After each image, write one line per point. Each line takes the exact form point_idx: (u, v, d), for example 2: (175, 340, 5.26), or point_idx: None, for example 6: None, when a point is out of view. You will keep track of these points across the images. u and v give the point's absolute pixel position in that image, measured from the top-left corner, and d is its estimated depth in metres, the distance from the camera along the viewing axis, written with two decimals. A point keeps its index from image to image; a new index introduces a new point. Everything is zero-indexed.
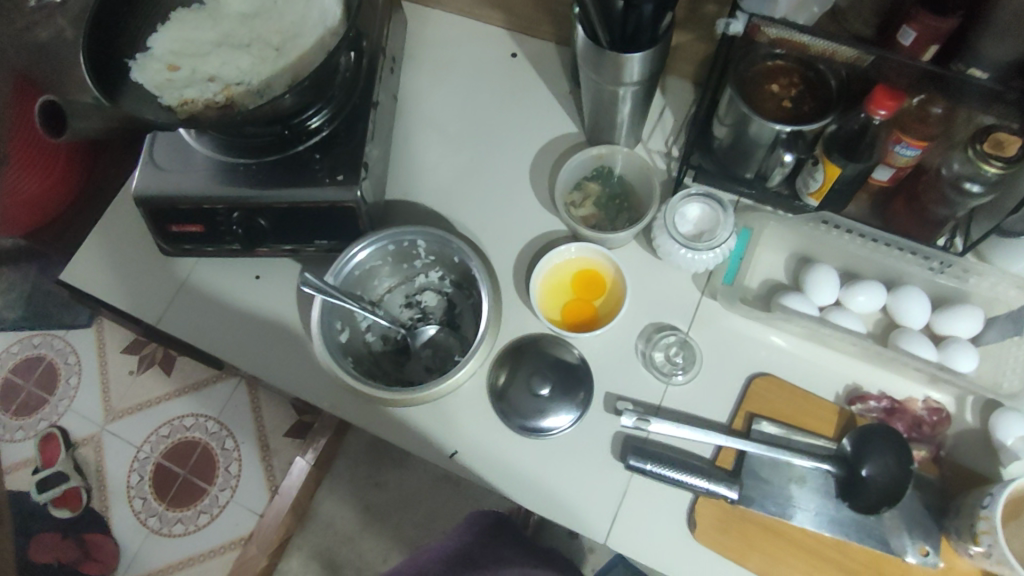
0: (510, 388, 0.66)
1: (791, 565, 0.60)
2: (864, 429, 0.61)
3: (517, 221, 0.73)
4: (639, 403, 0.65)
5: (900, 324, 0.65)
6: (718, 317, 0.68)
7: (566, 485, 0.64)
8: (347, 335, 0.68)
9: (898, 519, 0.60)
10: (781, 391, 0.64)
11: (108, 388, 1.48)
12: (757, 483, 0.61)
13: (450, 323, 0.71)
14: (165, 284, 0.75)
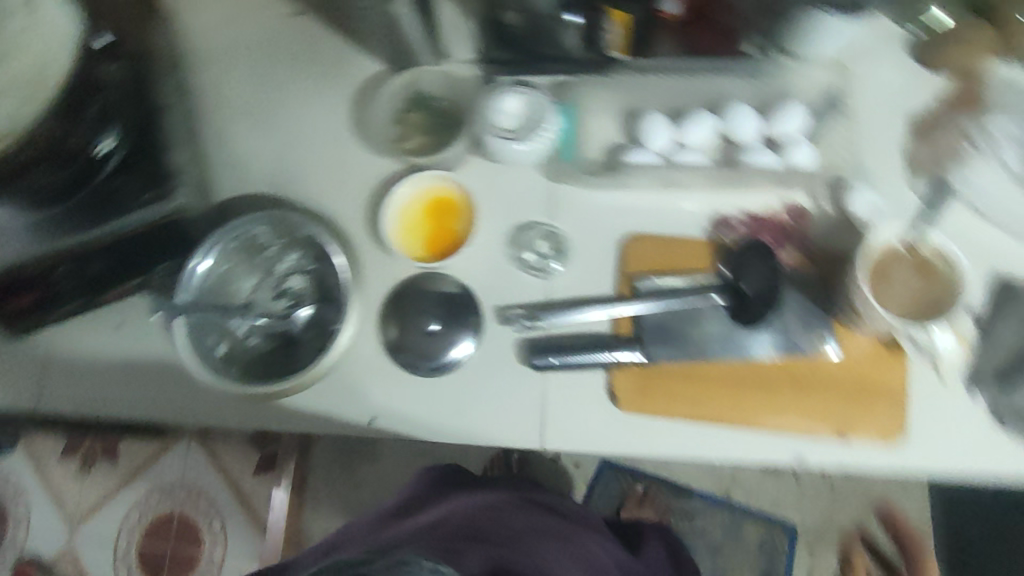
0: (405, 339, 0.66)
1: (714, 400, 0.61)
2: (739, 251, 0.63)
3: (356, 177, 0.71)
4: (527, 304, 0.66)
5: (739, 143, 0.66)
6: (575, 198, 0.68)
7: (487, 408, 0.64)
8: (225, 346, 0.66)
9: (792, 321, 0.61)
10: (653, 244, 0.65)
11: (58, 498, 1.40)
12: (657, 336, 0.62)
13: (325, 297, 0.68)
14: (29, 367, 0.71)
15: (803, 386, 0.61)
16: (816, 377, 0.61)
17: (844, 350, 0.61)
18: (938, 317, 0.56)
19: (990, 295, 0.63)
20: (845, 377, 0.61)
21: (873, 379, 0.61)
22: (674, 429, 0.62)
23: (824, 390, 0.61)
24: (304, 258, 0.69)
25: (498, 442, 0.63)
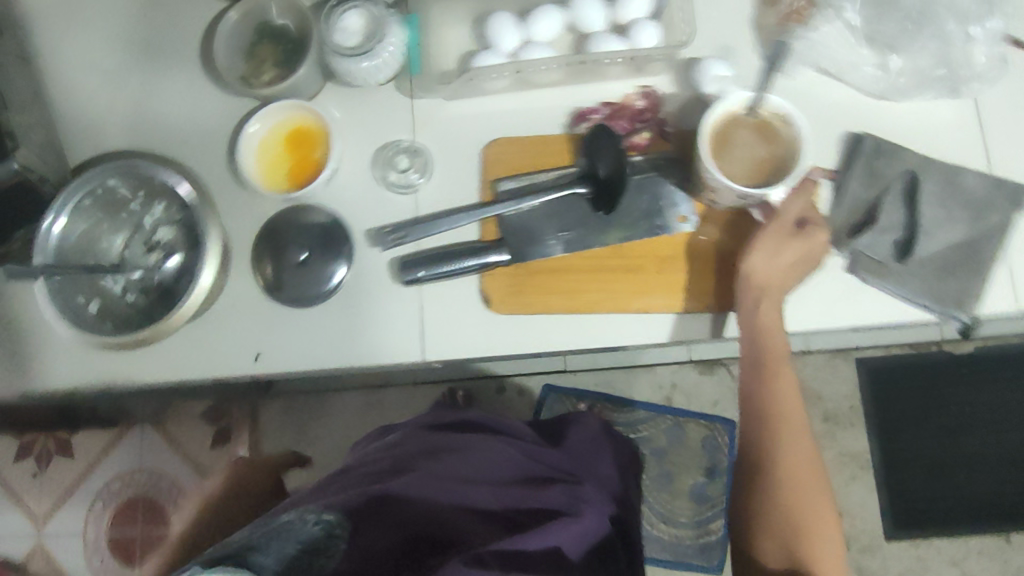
0: (280, 274, 0.66)
1: (583, 289, 0.63)
2: (590, 136, 0.63)
3: (210, 117, 0.69)
4: (395, 223, 0.66)
5: (588, 32, 0.66)
6: (433, 111, 0.68)
7: (368, 330, 0.64)
8: (97, 303, 0.65)
9: (648, 202, 0.63)
10: (512, 147, 0.66)
11: (19, 499, 1.45)
12: (522, 237, 0.64)
13: (194, 245, 0.66)
14: None
15: (668, 265, 0.62)
16: (680, 255, 0.62)
17: (704, 225, 0.63)
18: (781, 179, 0.57)
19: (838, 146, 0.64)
20: (707, 251, 0.63)
21: (734, 249, 0.63)
22: (550, 323, 0.63)
23: (688, 266, 0.62)
24: (172, 207, 0.67)
25: (382, 362, 0.64)
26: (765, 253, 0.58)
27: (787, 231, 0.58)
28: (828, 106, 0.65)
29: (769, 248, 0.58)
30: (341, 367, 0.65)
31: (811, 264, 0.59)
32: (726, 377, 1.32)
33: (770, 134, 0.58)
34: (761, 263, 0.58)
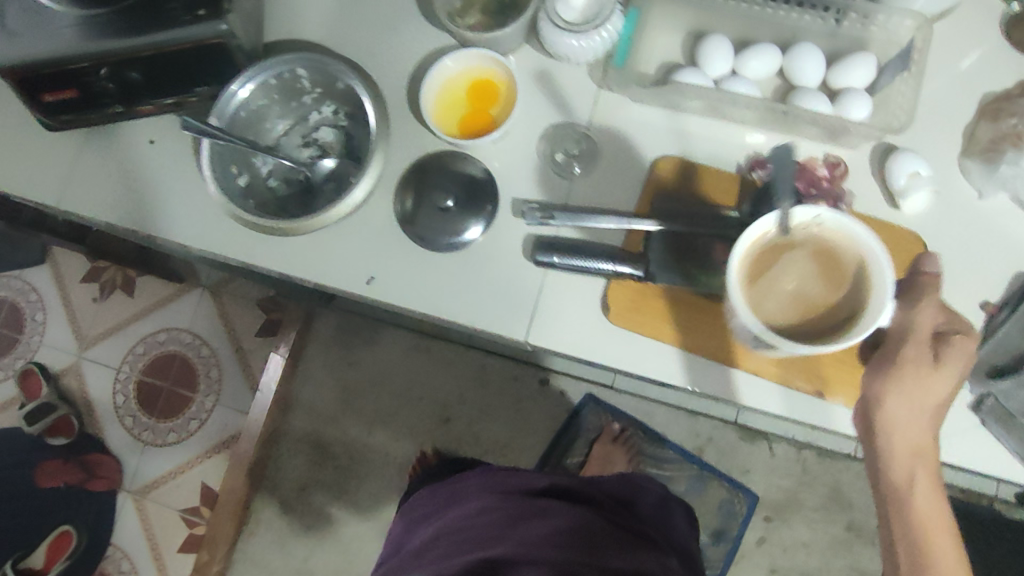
0: (419, 212, 0.67)
1: (704, 331, 0.62)
2: (763, 187, 0.61)
3: (405, 41, 0.70)
4: (542, 202, 0.66)
5: (797, 84, 0.64)
6: (616, 107, 0.67)
7: (484, 294, 0.65)
8: (246, 178, 0.68)
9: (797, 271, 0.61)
10: (683, 171, 0.65)
11: (75, 317, 1.68)
12: (663, 259, 0.62)
13: (350, 155, 0.69)
14: (57, 161, 0.72)
15: None
16: None
17: None
18: (836, 306, 0.58)
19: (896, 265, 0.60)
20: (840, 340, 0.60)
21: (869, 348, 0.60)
22: (659, 351, 0.62)
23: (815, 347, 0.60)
24: (340, 113, 0.69)
25: (487, 328, 0.65)
26: (915, 390, 0.55)
27: (928, 359, 0.55)
28: (1012, 240, 0.62)
29: (915, 376, 0.55)
30: (445, 318, 0.66)
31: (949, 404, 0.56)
32: (765, 450, 1.31)
33: (806, 247, 0.58)
34: (908, 411, 0.55)
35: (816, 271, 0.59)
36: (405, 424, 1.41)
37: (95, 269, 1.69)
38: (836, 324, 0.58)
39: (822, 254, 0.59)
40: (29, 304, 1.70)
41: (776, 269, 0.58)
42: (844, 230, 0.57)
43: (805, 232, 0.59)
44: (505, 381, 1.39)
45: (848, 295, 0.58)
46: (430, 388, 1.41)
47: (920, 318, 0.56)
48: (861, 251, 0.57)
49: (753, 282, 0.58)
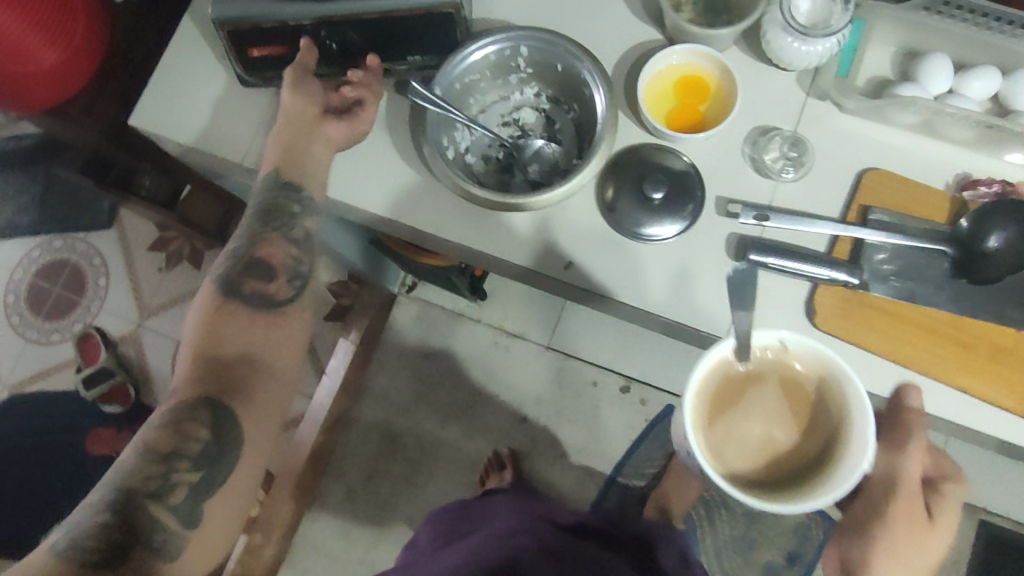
0: (622, 202, 0.66)
1: (911, 344, 0.62)
2: (985, 207, 0.61)
3: (615, 31, 0.70)
4: (748, 202, 0.66)
5: (1012, 109, 0.65)
6: (826, 117, 0.67)
7: (685, 289, 0.65)
8: (451, 151, 0.67)
9: (1009, 293, 0.61)
10: (894, 183, 0.65)
11: (138, 286, 1.64)
12: (875, 268, 0.63)
13: (552, 137, 0.69)
14: (250, 118, 0.72)
15: (1003, 359, 0.61)
16: (1019, 355, 0.61)
17: None
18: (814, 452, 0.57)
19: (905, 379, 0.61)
20: None
21: None
22: (862, 360, 0.62)
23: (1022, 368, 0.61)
24: (543, 96, 0.70)
25: (687, 324, 0.65)
26: (915, 554, 0.59)
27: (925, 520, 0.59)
28: None
29: (906, 526, 0.58)
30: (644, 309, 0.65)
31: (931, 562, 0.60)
32: None
33: (768, 383, 0.58)
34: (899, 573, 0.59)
35: (788, 404, 0.59)
36: (479, 421, 1.40)
37: (162, 238, 1.66)
38: (801, 469, 0.58)
39: (792, 389, 0.59)
40: (91, 267, 1.65)
41: (738, 404, 0.58)
42: (837, 373, 0.55)
43: (776, 362, 0.58)
44: (584, 386, 1.38)
45: (811, 441, 0.58)
46: (507, 386, 1.40)
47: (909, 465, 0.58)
48: (840, 394, 0.56)
49: (716, 420, 0.58)
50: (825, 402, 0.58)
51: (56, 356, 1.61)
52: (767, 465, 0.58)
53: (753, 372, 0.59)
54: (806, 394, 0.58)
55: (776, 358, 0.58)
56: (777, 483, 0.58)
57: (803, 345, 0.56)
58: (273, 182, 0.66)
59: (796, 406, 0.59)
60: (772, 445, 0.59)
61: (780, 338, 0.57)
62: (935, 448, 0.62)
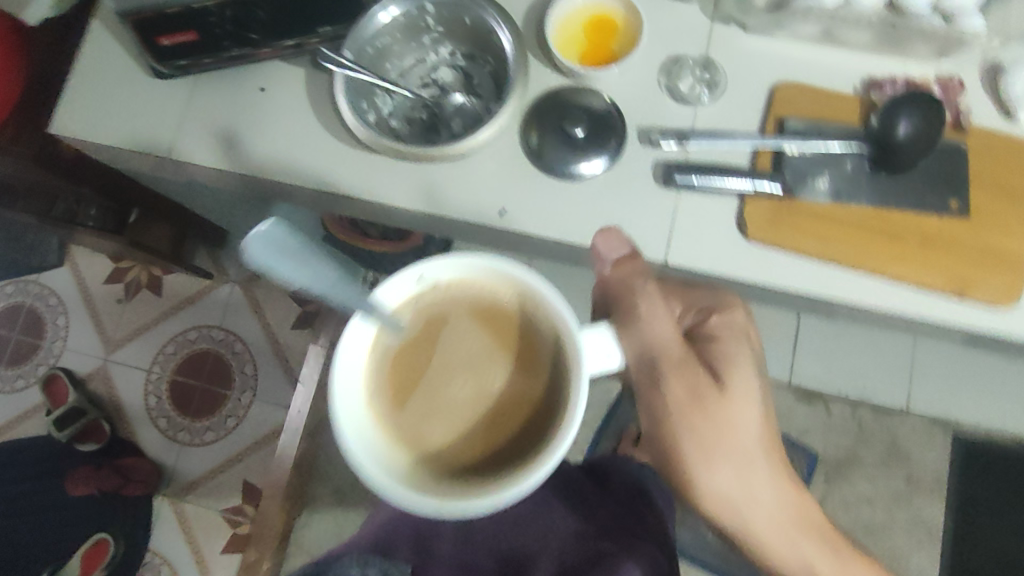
0: (546, 144, 0.66)
1: (842, 242, 0.64)
2: (893, 101, 0.63)
3: None
4: (668, 129, 0.67)
5: None
6: (732, 39, 0.69)
7: (621, 220, 0.66)
8: (373, 115, 0.69)
9: (925, 182, 0.64)
10: (805, 93, 0.67)
11: (100, 320, 1.61)
12: (798, 174, 0.65)
13: (472, 92, 0.71)
14: (171, 111, 0.71)
15: (930, 244, 0.63)
16: (945, 238, 0.63)
17: (973, 215, 0.64)
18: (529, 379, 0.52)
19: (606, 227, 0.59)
20: (971, 243, 0.64)
21: (995, 248, 0.63)
22: (798, 264, 0.64)
23: (948, 250, 0.63)
24: (458, 54, 0.72)
25: None
26: (713, 413, 0.55)
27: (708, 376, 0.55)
28: None
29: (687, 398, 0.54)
30: (582, 246, 0.66)
31: (731, 407, 0.55)
32: (821, 412, 1.20)
33: (446, 330, 0.53)
34: (710, 436, 0.55)
35: (490, 342, 0.53)
36: None
37: (118, 270, 1.63)
38: (529, 414, 0.52)
39: (475, 323, 0.53)
40: (49, 309, 1.63)
41: (430, 369, 0.53)
42: (517, 285, 0.52)
43: (453, 303, 0.54)
44: None
45: (523, 380, 0.53)
46: None
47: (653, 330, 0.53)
48: (533, 308, 0.52)
49: (411, 400, 0.53)
50: (525, 323, 0.53)
51: (24, 403, 1.58)
52: (490, 425, 0.52)
53: (432, 324, 0.54)
54: (506, 325, 0.53)
55: (447, 302, 0.54)
56: (504, 443, 0.52)
57: (462, 271, 0.53)
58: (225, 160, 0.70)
59: (505, 343, 0.53)
60: (487, 397, 0.53)
61: (429, 272, 0.52)
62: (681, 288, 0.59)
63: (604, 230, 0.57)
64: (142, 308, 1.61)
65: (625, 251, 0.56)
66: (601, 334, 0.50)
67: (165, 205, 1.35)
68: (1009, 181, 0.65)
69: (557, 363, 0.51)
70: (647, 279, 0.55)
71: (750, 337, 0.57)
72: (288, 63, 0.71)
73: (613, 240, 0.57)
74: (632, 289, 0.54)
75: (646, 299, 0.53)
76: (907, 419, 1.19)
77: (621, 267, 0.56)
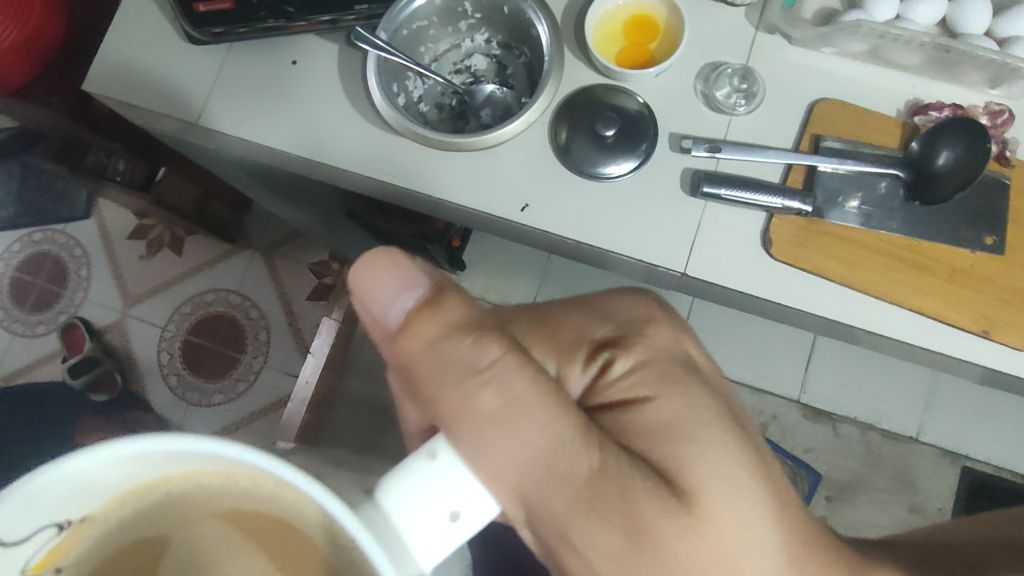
0: (574, 142, 0.65)
1: (869, 269, 0.62)
2: (933, 128, 0.61)
3: None
4: (701, 137, 0.65)
5: (961, 33, 0.66)
6: (776, 49, 0.67)
7: (643, 226, 0.65)
8: (403, 98, 0.68)
9: (961, 213, 0.62)
10: (846, 111, 0.65)
11: (121, 274, 1.64)
12: (829, 195, 0.63)
13: (504, 82, 0.70)
14: (202, 77, 0.71)
15: (959, 278, 0.62)
16: (975, 274, 0.62)
17: (1007, 251, 0.62)
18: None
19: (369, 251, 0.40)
20: (1002, 282, 0.62)
21: None
22: (821, 288, 0.63)
23: (978, 287, 0.61)
24: (494, 42, 0.71)
25: (644, 260, 0.65)
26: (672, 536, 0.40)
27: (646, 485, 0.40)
28: None
29: (656, 526, 0.40)
30: (602, 249, 0.65)
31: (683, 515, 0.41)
32: (829, 431, 1.18)
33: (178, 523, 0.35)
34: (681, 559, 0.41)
35: (230, 524, 0.34)
36: None
37: (142, 226, 1.65)
38: None
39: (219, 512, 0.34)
40: (73, 259, 1.65)
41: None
42: (158, 460, 0.31)
43: (139, 515, 0.34)
44: None
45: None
46: None
47: (537, 435, 0.39)
48: (221, 471, 0.32)
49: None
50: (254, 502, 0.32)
51: (42, 348, 1.61)
52: None
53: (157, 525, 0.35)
54: (206, 507, 0.34)
55: (118, 515, 0.34)
56: None
57: (62, 496, 0.30)
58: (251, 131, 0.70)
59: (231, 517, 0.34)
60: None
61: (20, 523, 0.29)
62: (552, 332, 0.52)
63: (379, 258, 0.39)
64: (162, 265, 1.63)
65: (412, 289, 0.39)
66: (451, 472, 0.33)
67: (189, 168, 1.35)
68: None
69: (320, 556, 0.32)
70: (475, 334, 0.39)
71: (712, 407, 0.45)
72: (323, 38, 0.71)
73: (385, 273, 0.39)
74: (478, 376, 0.38)
75: (492, 383, 0.38)
76: (916, 447, 1.17)
77: (420, 325, 0.39)
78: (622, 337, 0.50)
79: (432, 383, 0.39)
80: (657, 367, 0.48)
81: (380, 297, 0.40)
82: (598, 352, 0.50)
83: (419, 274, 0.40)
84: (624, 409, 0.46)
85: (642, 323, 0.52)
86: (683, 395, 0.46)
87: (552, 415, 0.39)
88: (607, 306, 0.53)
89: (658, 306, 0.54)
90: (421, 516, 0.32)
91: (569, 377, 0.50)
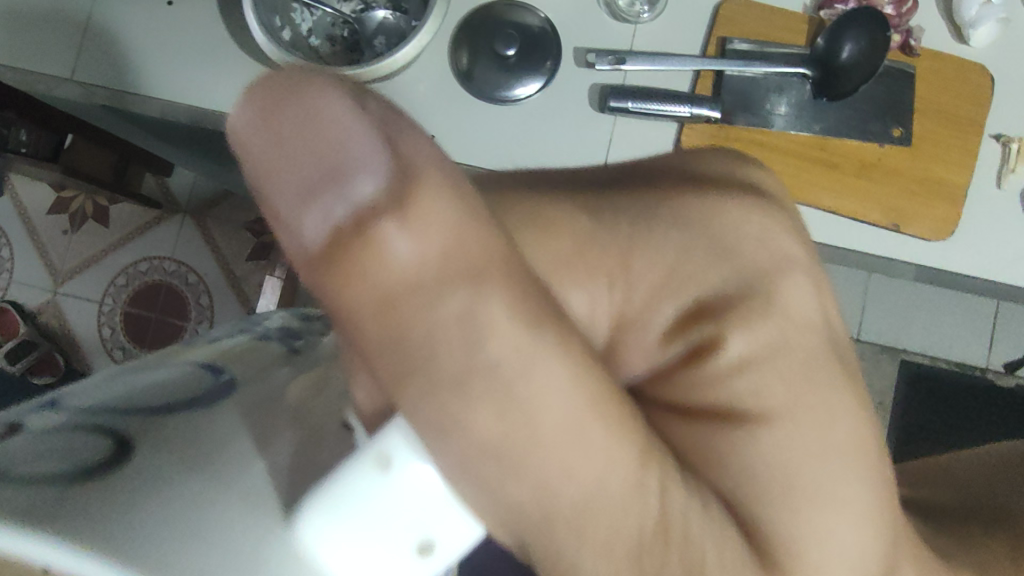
0: (476, 67, 0.62)
1: (783, 172, 0.61)
2: (836, 22, 0.60)
3: None
4: (604, 49, 0.63)
5: None
6: None
7: (555, 147, 0.63)
8: (288, 32, 0.63)
9: (870, 107, 0.62)
10: (751, 11, 0.63)
11: (47, 252, 1.56)
12: (738, 100, 0.62)
13: (398, 6, 0.65)
14: (69, 29, 0.66)
15: (870, 173, 0.61)
16: (884, 167, 0.62)
17: (915, 142, 0.62)
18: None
19: (264, 76, 0.19)
20: (911, 173, 0.62)
21: (936, 177, 0.62)
22: None
23: (888, 179, 0.62)
24: None
25: None
26: None
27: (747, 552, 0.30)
28: None
29: None
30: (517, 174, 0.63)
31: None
32: None
33: None
34: None
35: None
36: None
37: (62, 199, 1.56)
38: None
39: None
40: None
41: None
42: None
43: None
44: None
45: None
46: None
47: (580, 490, 0.24)
48: None
49: None
50: None
51: None
52: None
53: None
54: None
55: None
56: None
57: None
58: (133, 82, 0.65)
59: None
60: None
61: None
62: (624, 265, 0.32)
63: (280, 88, 0.18)
64: (88, 239, 1.56)
65: (339, 161, 0.19)
66: (406, 489, 0.21)
67: (99, 132, 1.27)
68: (959, 110, 0.62)
69: None
70: (477, 289, 0.21)
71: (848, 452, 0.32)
72: None
73: (289, 116, 0.19)
74: (488, 382, 0.22)
75: (496, 396, 0.22)
76: (856, 346, 1.21)
77: (367, 258, 0.20)
78: (739, 292, 0.33)
79: (390, 370, 0.21)
80: (784, 362, 0.32)
81: (272, 172, 0.19)
82: (695, 323, 0.32)
83: (362, 141, 0.19)
84: (728, 423, 0.31)
85: (774, 270, 0.33)
86: (826, 421, 0.32)
87: (618, 452, 0.24)
88: (721, 226, 0.34)
89: (796, 234, 0.36)
90: (346, 559, 0.20)
91: (633, 329, 0.33)
